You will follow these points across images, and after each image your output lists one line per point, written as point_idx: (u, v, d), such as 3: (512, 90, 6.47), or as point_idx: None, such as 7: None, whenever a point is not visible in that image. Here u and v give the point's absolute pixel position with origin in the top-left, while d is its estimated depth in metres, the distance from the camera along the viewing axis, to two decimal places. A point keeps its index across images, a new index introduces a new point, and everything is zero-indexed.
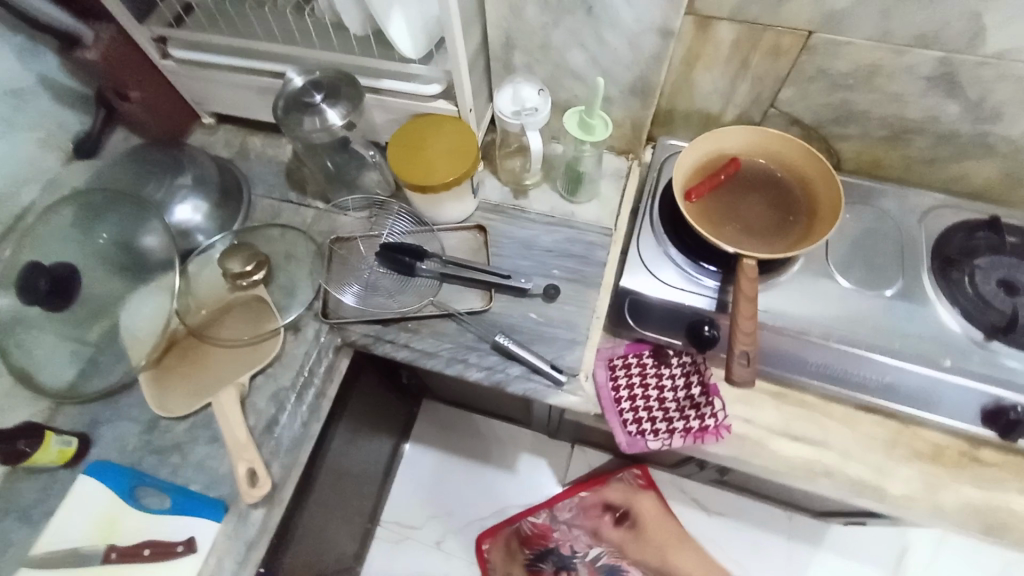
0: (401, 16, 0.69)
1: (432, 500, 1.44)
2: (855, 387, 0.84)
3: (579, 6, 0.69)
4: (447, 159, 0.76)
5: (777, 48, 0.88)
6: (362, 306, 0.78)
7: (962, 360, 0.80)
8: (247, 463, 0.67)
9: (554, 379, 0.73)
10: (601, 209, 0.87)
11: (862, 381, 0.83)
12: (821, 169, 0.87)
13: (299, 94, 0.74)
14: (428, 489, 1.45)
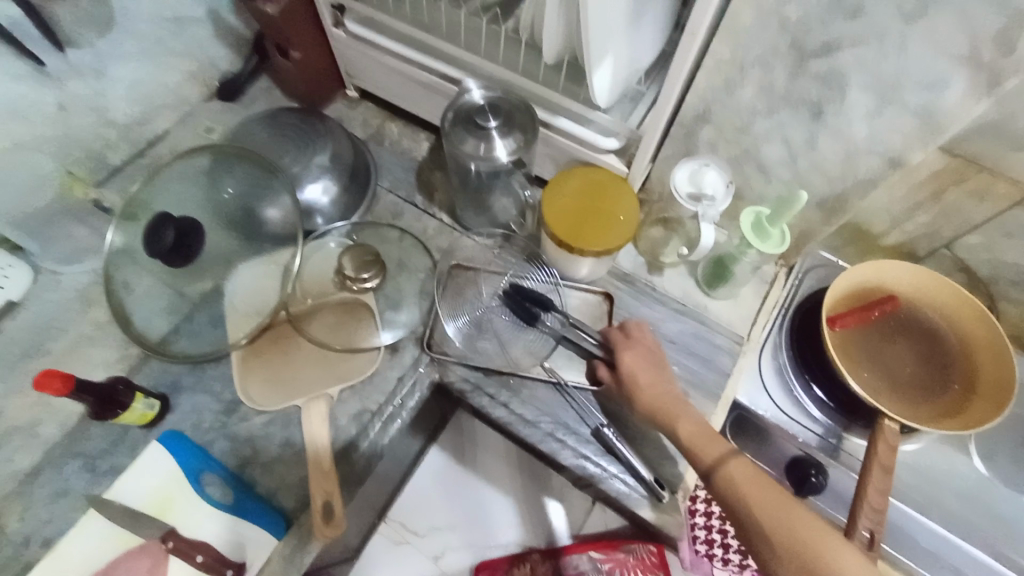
0: (610, 67, 0.61)
1: (432, 513, 1.15)
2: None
3: (806, 108, 0.61)
4: (601, 227, 0.69)
5: (983, 191, 0.78)
6: (465, 349, 0.73)
7: None
8: (325, 496, 0.63)
9: (651, 493, 0.67)
10: (737, 312, 0.79)
11: None
12: (994, 337, 0.76)
13: (475, 112, 0.68)
14: (435, 500, 1.16)
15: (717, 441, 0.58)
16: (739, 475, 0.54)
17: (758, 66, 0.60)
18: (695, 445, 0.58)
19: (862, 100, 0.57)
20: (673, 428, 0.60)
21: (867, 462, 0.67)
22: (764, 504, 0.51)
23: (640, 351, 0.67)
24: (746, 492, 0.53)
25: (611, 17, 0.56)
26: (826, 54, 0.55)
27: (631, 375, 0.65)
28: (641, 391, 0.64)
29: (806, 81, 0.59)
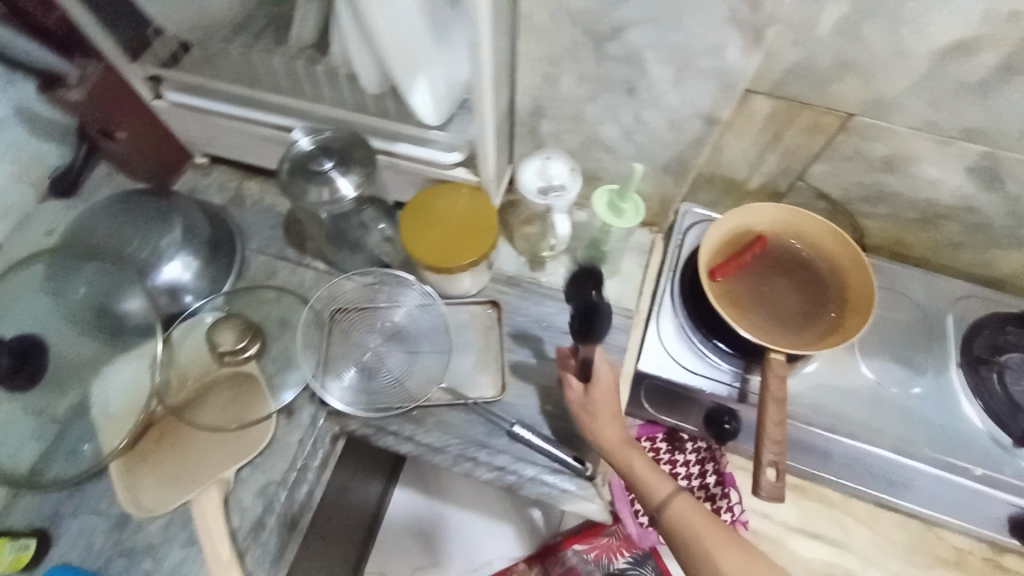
0: (426, 87, 0.62)
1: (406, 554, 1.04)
2: (883, 490, 0.81)
3: (621, 87, 0.63)
4: (461, 241, 0.69)
5: (814, 125, 0.84)
6: (364, 396, 0.71)
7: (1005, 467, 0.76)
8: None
9: (572, 469, 0.68)
10: (624, 289, 0.82)
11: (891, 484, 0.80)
12: (854, 255, 0.82)
13: (306, 159, 0.66)
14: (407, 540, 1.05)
15: (664, 481, 0.62)
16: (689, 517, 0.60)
17: (564, 57, 0.61)
18: (646, 483, 0.62)
19: (662, 72, 0.59)
20: (630, 465, 0.63)
21: (763, 399, 0.72)
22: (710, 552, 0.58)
23: (609, 389, 0.66)
24: (697, 536, 0.58)
25: (407, 37, 0.56)
26: (617, 36, 0.57)
27: (592, 411, 0.66)
28: (603, 429, 0.65)
29: (611, 63, 0.60)
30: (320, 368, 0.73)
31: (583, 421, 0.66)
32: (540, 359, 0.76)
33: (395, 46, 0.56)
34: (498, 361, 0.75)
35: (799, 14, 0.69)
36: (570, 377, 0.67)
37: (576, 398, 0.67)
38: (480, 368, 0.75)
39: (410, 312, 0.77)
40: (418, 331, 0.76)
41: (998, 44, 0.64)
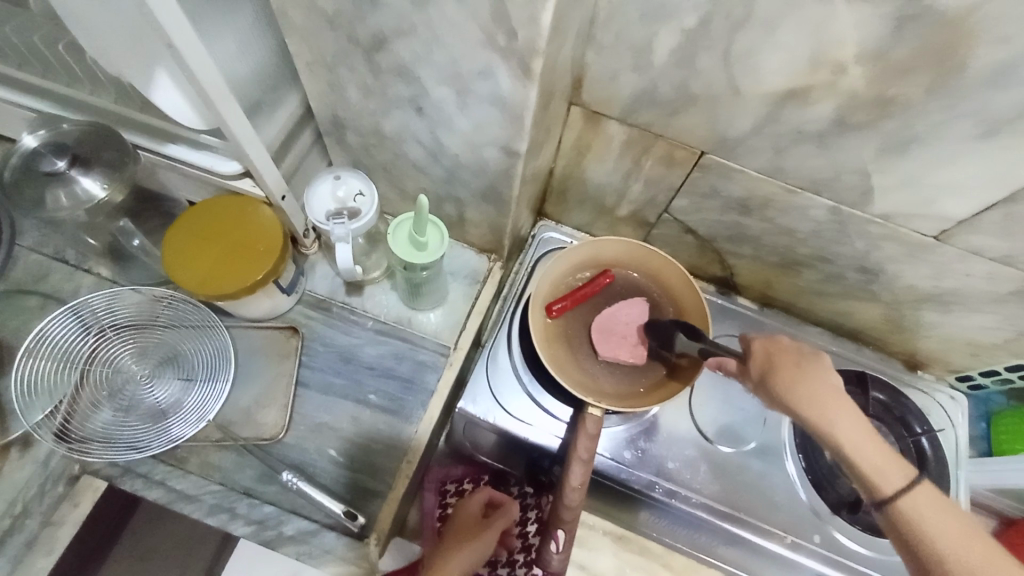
0: (170, 82, 0.51)
1: None
2: (711, 551, 0.82)
3: (408, 105, 0.55)
4: (238, 261, 0.61)
5: (670, 158, 0.78)
6: (112, 438, 0.63)
7: (828, 539, 0.75)
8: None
9: (348, 530, 0.62)
10: (446, 321, 0.74)
11: (717, 547, 0.80)
12: (698, 302, 0.75)
13: (31, 159, 0.57)
14: None
15: (884, 466, 0.47)
16: (925, 519, 0.44)
17: (340, 64, 0.53)
18: (870, 469, 0.47)
19: (442, 92, 0.51)
20: (811, 416, 0.48)
21: (568, 459, 0.65)
22: (952, 536, 0.43)
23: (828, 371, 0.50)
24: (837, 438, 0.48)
25: (120, 30, 0.46)
26: (383, 47, 0.49)
27: (805, 378, 0.50)
28: (797, 399, 0.49)
29: (388, 78, 0.52)
30: (72, 392, 0.64)
31: (806, 414, 0.49)
32: (335, 398, 0.69)
33: (99, 50, 0.48)
34: (287, 394, 0.68)
35: (634, 36, 0.61)
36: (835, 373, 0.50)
37: (789, 357, 0.52)
38: (264, 403, 0.67)
39: (190, 335, 0.68)
40: (195, 358, 0.67)
41: (829, 92, 0.59)
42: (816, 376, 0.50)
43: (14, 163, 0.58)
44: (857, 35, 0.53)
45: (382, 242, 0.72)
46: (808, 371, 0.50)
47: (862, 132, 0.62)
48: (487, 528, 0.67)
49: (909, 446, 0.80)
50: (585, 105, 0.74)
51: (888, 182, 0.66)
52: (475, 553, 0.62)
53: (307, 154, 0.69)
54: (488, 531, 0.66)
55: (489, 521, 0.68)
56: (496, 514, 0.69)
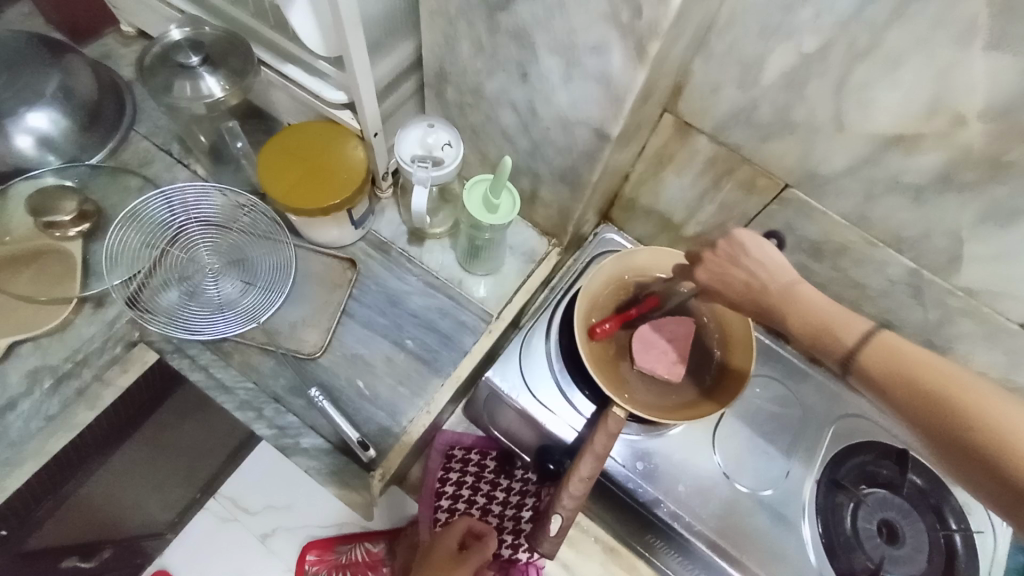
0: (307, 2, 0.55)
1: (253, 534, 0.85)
2: None
3: (514, 68, 0.57)
4: (322, 183, 0.65)
5: (752, 185, 0.76)
6: (171, 318, 0.67)
7: None
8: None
9: (359, 458, 0.65)
10: (493, 290, 0.76)
11: None
12: (747, 335, 0.72)
13: (168, 49, 0.63)
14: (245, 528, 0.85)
15: (845, 314, 0.48)
16: (892, 350, 0.44)
17: (462, 17, 0.56)
18: (815, 330, 0.49)
19: (551, 62, 0.53)
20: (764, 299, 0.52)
21: (582, 450, 0.65)
22: (921, 356, 0.43)
23: (761, 248, 0.54)
24: (781, 303, 0.51)
25: None
26: (507, 7, 0.51)
27: (742, 265, 0.55)
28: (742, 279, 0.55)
29: (503, 38, 0.55)
30: (147, 268, 0.69)
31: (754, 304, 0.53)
32: (373, 334, 0.71)
33: None
34: (331, 320, 0.71)
35: (746, 51, 0.61)
36: (768, 250, 0.53)
37: (721, 258, 0.57)
38: (309, 322, 0.70)
39: (258, 242, 0.72)
40: (259, 263, 0.71)
41: (939, 144, 0.57)
42: (752, 260, 0.55)
43: (151, 49, 0.64)
44: (985, 89, 0.51)
45: (451, 201, 0.74)
46: (747, 262, 0.55)
47: (964, 195, 0.59)
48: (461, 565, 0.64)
49: (938, 540, 0.75)
50: (678, 113, 0.74)
51: (981, 254, 0.63)
52: None
53: (405, 102, 0.73)
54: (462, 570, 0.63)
55: (463, 559, 0.65)
56: (472, 550, 0.66)
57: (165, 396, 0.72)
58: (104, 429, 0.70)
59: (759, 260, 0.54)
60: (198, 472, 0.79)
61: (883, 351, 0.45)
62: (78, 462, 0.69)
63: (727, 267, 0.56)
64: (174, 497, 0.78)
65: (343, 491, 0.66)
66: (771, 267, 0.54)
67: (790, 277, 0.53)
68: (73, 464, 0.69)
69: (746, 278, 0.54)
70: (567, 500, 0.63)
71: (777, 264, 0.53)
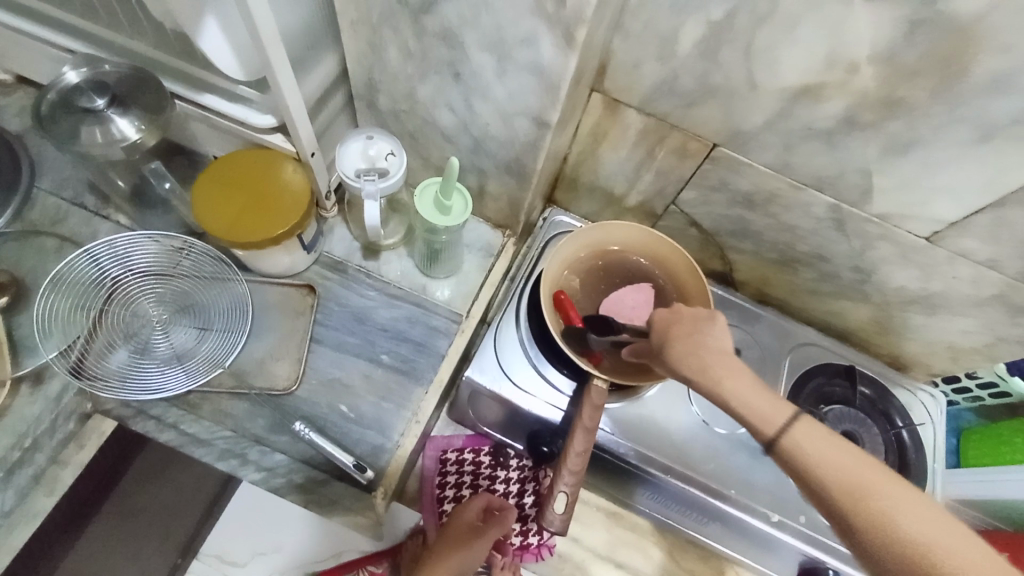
0: (220, 28, 0.52)
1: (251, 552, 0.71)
2: (702, 531, 0.85)
3: (447, 70, 0.57)
4: (268, 212, 0.62)
5: (683, 149, 0.81)
6: (124, 380, 0.63)
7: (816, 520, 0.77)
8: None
9: (357, 481, 0.64)
10: (459, 290, 0.76)
11: (705, 527, 0.84)
12: (703, 291, 0.77)
13: (69, 95, 0.58)
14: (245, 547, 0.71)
15: (783, 402, 0.41)
16: (820, 449, 0.39)
17: (385, 25, 0.55)
18: (761, 415, 0.41)
19: (483, 59, 0.54)
20: (717, 382, 0.42)
21: (572, 427, 0.68)
22: (851, 460, 0.38)
23: (703, 325, 0.44)
24: (719, 387, 0.42)
25: None
26: (431, 9, 0.51)
27: (692, 342, 0.44)
28: (688, 359, 0.43)
29: (431, 41, 0.55)
30: (87, 332, 0.64)
31: (697, 382, 0.42)
32: (347, 356, 0.70)
33: None
34: (300, 350, 0.69)
35: (661, 26, 0.65)
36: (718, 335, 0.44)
37: (675, 324, 0.45)
38: (278, 356, 0.68)
39: (205, 284, 0.68)
40: (212, 306, 0.68)
41: (840, 91, 0.63)
42: (704, 335, 0.44)
43: (48, 98, 0.59)
44: (871, 37, 0.56)
45: (401, 210, 0.74)
46: (697, 341, 0.44)
47: (866, 132, 0.66)
48: (478, 537, 0.69)
49: (890, 438, 0.84)
50: (606, 92, 0.77)
51: (887, 183, 0.70)
52: (459, 565, 0.66)
53: (336, 116, 0.71)
54: (478, 542, 0.68)
55: (482, 530, 0.70)
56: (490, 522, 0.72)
57: (129, 459, 0.65)
58: (66, 508, 0.63)
59: (711, 344, 0.43)
60: (173, 535, 0.67)
61: (821, 447, 0.39)
62: (43, 553, 0.62)
63: (678, 336, 0.45)
64: (152, 567, 0.66)
65: (347, 517, 0.65)
66: (725, 357, 0.42)
67: (733, 358, 0.43)
68: (38, 555, 0.61)
69: (690, 353, 0.43)
70: (566, 478, 0.66)
71: (724, 339, 0.44)
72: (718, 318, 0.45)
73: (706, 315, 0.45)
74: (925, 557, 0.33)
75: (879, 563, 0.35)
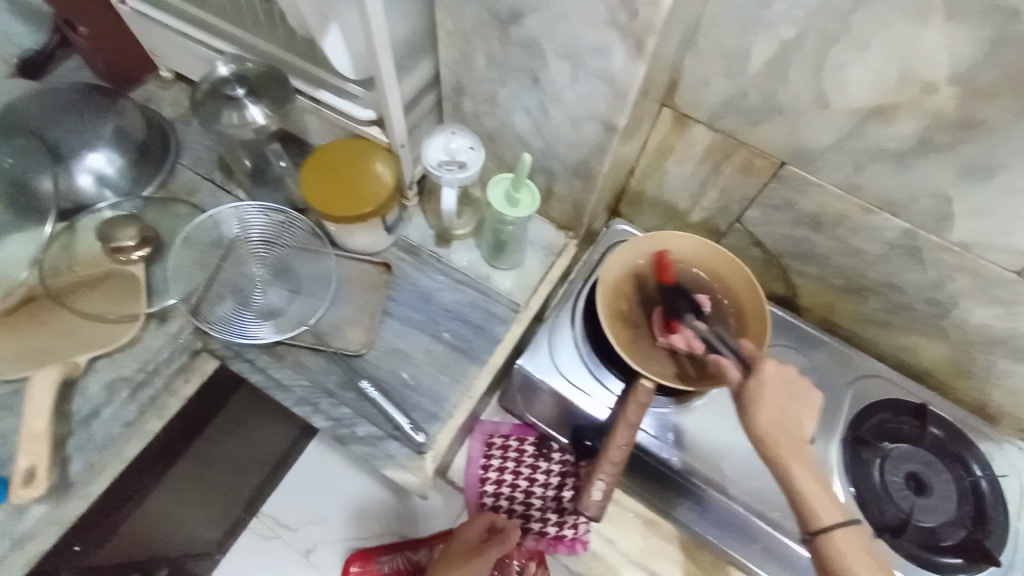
0: (340, 33, 0.63)
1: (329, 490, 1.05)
2: (747, 556, 0.82)
3: (526, 76, 0.64)
4: (366, 192, 0.72)
5: (749, 167, 0.82)
6: (228, 327, 0.73)
7: None
8: (30, 462, 0.62)
9: (409, 442, 0.70)
10: (519, 284, 0.81)
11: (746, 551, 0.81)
12: (760, 309, 0.80)
13: (216, 85, 0.70)
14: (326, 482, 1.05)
15: (812, 466, 0.63)
16: (813, 495, 0.62)
17: (476, 35, 0.63)
18: (786, 461, 0.63)
19: (558, 66, 0.60)
20: (778, 442, 0.63)
21: (616, 421, 0.70)
22: (824, 497, 0.62)
23: (782, 394, 0.64)
24: (772, 440, 0.63)
25: None
26: (517, 21, 0.58)
27: (773, 403, 0.64)
28: (759, 414, 0.63)
29: (514, 49, 0.62)
30: (205, 285, 0.76)
31: (761, 433, 0.64)
32: (413, 331, 0.77)
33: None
34: (372, 319, 0.77)
35: (731, 45, 0.68)
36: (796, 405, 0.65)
37: (768, 388, 0.64)
38: (353, 321, 0.76)
39: (301, 255, 0.78)
40: (303, 274, 0.77)
41: (914, 112, 0.62)
42: (787, 405, 0.64)
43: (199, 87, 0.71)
44: (950, 58, 0.56)
45: (473, 205, 0.81)
46: (770, 401, 0.64)
47: (943, 155, 0.64)
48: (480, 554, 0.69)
49: (966, 486, 0.78)
50: (675, 107, 0.81)
51: (966, 210, 0.68)
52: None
53: (425, 117, 0.80)
54: (476, 560, 0.68)
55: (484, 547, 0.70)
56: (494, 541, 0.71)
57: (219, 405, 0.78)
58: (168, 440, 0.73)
59: (786, 406, 0.64)
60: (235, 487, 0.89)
61: (814, 495, 0.62)
62: (131, 490, 0.72)
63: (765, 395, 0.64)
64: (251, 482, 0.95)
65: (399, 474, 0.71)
66: (778, 413, 0.64)
67: (797, 426, 0.64)
68: (126, 493, 0.72)
69: (762, 411, 0.64)
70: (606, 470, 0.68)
71: (798, 414, 0.65)
72: (799, 397, 0.65)
73: (790, 388, 0.65)
74: (841, 562, 0.60)
75: (817, 554, 0.62)
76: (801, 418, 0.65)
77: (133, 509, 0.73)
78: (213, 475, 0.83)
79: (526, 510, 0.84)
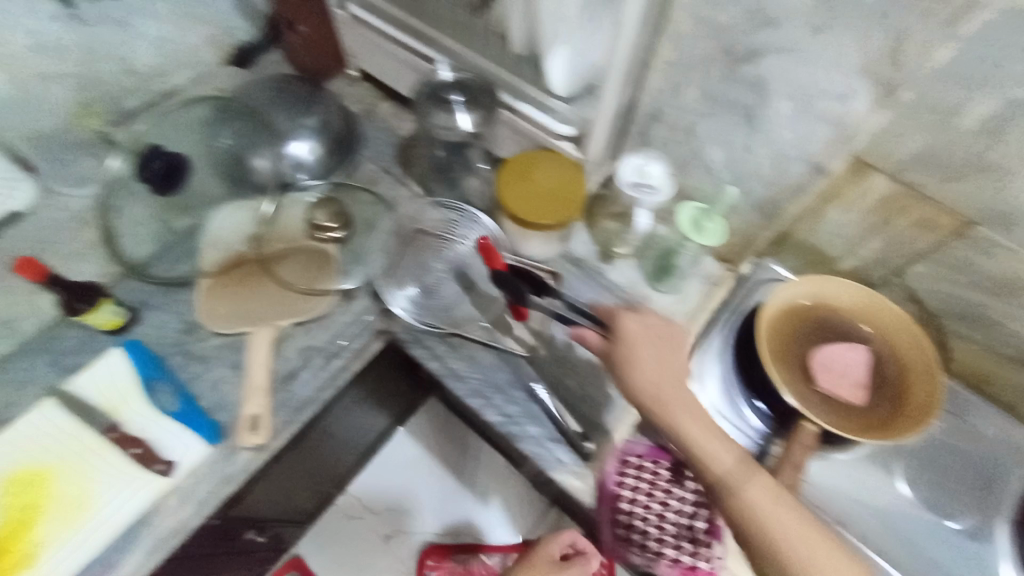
0: (568, 54, 0.67)
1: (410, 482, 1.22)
2: None
3: (742, 113, 0.66)
4: (559, 203, 0.75)
5: (927, 222, 0.80)
6: (409, 315, 0.78)
7: None
8: (256, 409, 0.70)
9: (577, 449, 0.73)
10: (679, 309, 0.84)
11: None
12: (928, 368, 0.77)
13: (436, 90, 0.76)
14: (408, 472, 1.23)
15: (800, 523, 0.57)
16: None
17: (701, 69, 0.65)
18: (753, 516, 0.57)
19: (786, 108, 0.62)
20: (740, 485, 0.59)
21: (780, 462, 0.71)
22: None
23: (705, 427, 0.63)
24: (728, 485, 0.60)
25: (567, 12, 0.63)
26: (755, 62, 0.60)
27: (704, 435, 0.62)
28: (710, 449, 0.62)
29: (739, 86, 0.64)
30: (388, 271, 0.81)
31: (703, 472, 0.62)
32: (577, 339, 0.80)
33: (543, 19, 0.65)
34: (540, 323, 0.80)
35: None
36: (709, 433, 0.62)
37: (681, 416, 0.64)
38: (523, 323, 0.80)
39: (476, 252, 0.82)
40: (478, 272, 0.82)
41: None
42: (689, 429, 0.63)
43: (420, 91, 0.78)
44: None
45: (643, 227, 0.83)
46: (699, 432, 0.63)
47: None
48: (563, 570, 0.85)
49: None
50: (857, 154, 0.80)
51: None
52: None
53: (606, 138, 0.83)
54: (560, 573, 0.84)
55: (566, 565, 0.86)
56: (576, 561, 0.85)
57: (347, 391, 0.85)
58: None
59: (699, 436, 0.62)
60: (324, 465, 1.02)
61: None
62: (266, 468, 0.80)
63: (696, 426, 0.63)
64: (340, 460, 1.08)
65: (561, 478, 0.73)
66: (719, 448, 0.62)
67: (726, 460, 0.61)
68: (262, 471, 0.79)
69: (703, 442, 0.62)
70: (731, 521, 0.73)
71: (728, 453, 0.61)
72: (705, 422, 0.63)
73: (700, 417, 0.64)
74: None
75: None
76: (731, 451, 0.62)
77: (260, 482, 0.81)
78: (316, 452, 0.95)
79: (658, 534, 0.76)
